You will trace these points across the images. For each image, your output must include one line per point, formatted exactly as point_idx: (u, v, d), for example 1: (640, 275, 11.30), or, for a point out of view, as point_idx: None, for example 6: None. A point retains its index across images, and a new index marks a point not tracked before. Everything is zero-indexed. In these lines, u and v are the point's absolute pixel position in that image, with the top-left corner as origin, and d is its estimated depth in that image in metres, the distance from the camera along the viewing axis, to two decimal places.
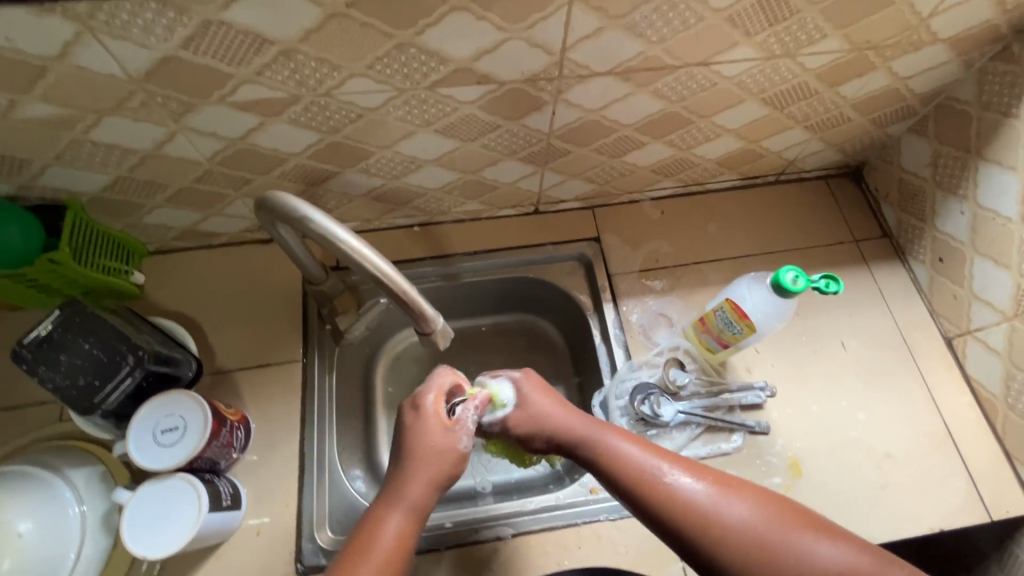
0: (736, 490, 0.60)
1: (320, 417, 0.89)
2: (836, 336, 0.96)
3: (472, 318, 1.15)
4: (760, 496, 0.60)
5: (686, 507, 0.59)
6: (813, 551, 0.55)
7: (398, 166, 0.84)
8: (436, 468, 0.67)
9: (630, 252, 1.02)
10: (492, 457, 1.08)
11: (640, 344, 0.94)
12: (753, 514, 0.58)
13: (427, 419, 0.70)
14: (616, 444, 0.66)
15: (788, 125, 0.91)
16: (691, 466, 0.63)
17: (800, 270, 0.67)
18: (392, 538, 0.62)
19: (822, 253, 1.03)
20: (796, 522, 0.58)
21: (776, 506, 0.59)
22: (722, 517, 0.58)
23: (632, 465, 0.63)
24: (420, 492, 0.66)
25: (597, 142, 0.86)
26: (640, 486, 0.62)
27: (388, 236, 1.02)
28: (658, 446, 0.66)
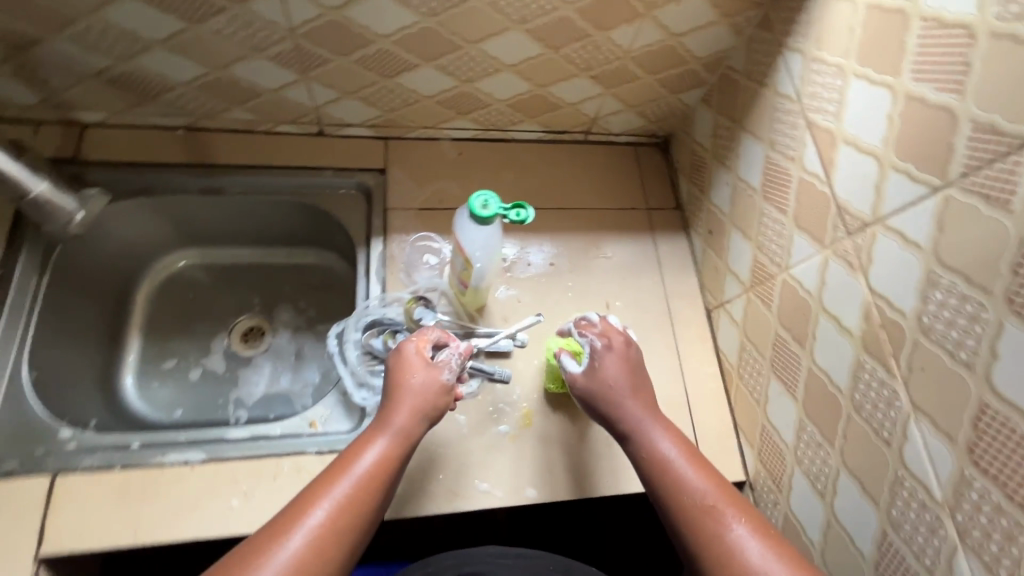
0: (741, 509, 0.63)
1: (12, 318, 0.79)
2: (603, 297, 0.95)
3: (261, 248, 1.08)
4: (761, 525, 0.61)
5: (713, 519, 0.62)
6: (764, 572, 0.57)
7: (120, 42, 0.75)
8: (427, 399, 0.70)
9: (414, 188, 0.97)
10: (254, 393, 1.00)
11: (399, 280, 0.89)
12: (743, 533, 0.60)
13: (420, 355, 0.73)
14: (657, 437, 0.70)
15: (572, 72, 0.88)
16: (734, 499, 0.64)
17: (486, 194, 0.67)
18: (366, 467, 0.64)
19: (611, 216, 1.02)
20: (774, 546, 0.59)
21: (758, 526, 0.61)
22: (720, 535, 0.61)
23: (677, 459, 0.68)
24: (406, 422, 0.68)
25: (356, 53, 0.80)
26: (671, 476, 0.66)
27: (145, 135, 0.91)
28: (699, 459, 0.68)
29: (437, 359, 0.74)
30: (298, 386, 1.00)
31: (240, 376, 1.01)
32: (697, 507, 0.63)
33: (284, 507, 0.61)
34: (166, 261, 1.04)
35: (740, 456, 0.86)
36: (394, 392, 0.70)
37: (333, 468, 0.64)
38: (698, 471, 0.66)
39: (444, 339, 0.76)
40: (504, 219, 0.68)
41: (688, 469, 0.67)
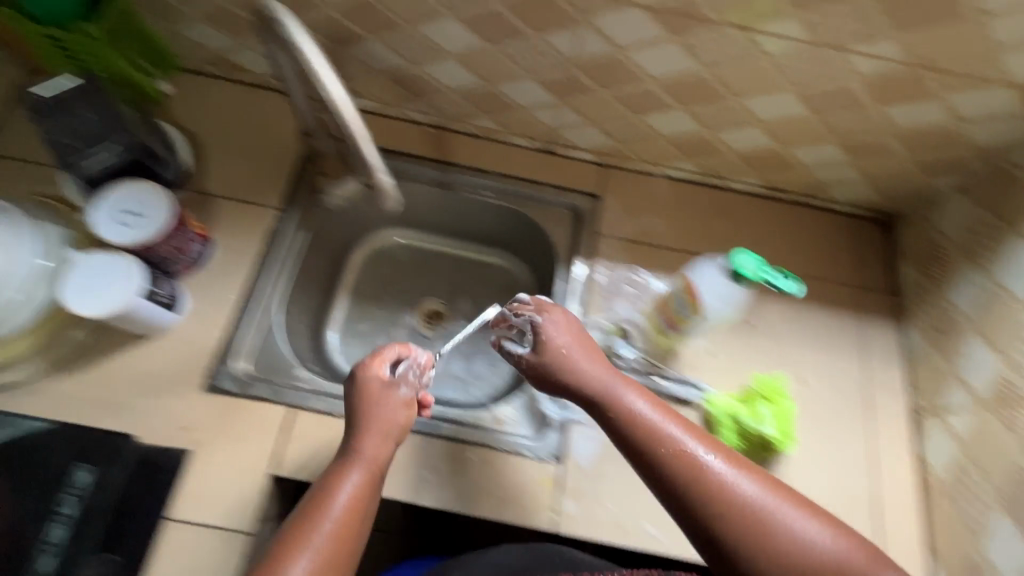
0: (726, 457, 0.64)
1: (276, 264, 0.92)
2: (798, 369, 0.91)
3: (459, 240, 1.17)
4: (769, 479, 0.63)
5: (722, 484, 0.61)
6: (801, 530, 0.59)
7: (420, 50, 0.85)
8: (398, 415, 0.72)
9: (624, 219, 1.00)
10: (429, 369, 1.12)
11: (598, 305, 0.93)
12: (719, 468, 0.62)
13: (387, 382, 0.73)
14: (625, 397, 0.69)
15: (826, 137, 0.85)
16: (704, 438, 0.66)
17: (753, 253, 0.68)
18: (345, 498, 0.65)
19: (817, 287, 0.97)
20: (787, 495, 0.62)
21: (768, 480, 0.62)
22: (732, 495, 0.61)
23: (649, 423, 0.66)
24: (379, 443, 0.70)
25: (620, 88, 0.83)
26: (645, 441, 0.65)
27: (401, 126, 1.02)
28: (672, 412, 0.69)
29: (397, 376, 0.74)
30: (468, 373, 1.11)
31: (419, 354, 1.11)
32: (716, 482, 0.61)
33: (270, 542, 0.63)
34: (381, 236, 1.17)
35: None
36: (364, 410, 0.71)
37: (313, 501, 0.64)
38: (671, 420, 0.67)
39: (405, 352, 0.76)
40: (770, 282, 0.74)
41: (674, 430, 0.66)
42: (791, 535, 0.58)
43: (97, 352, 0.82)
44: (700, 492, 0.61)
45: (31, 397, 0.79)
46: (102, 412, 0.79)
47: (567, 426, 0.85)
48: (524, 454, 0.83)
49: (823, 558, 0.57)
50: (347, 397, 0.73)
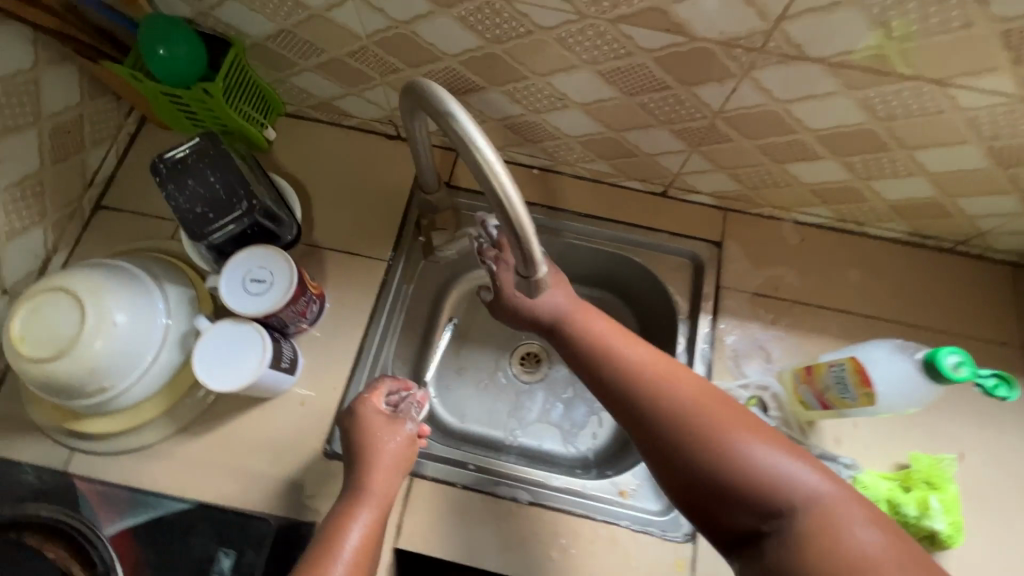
0: (688, 382, 0.59)
1: (388, 318, 0.92)
2: (955, 443, 0.81)
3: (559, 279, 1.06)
4: (747, 414, 0.57)
5: (694, 425, 0.56)
6: (757, 453, 0.53)
7: (543, 99, 0.79)
8: (395, 451, 0.71)
9: (750, 269, 0.92)
10: (528, 417, 1.03)
11: (727, 368, 0.86)
12: (687, 400, 0.58)
13: (391, 424, 0.73)
14: (587, 321, 0.67)
15: (1005, 189, 0.75)
16: (677, 373, 0.60)
17: (968, 359, 0.56)
18: (358, 537, 0.63)
19: (971, 346, 0.88)
20: (745, 420, 0.56)
21: (730, 407, 0.57)
22: (684, 427, 0.56)
23: (631, 365, 0.62)
24: (382, 480, 0.68)
25: (766, 138, 0.76)
26: (602, 364, 0.63)
27: (507, 169, 0.97)
28: (637, 342, 0.65)
29: (395, 411, 0.74)
30: (570, 424, 1.03)
31: (523, 402, 1.04)
32: (643, 388, 0.60)
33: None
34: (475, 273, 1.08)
35: None
36: (360, 443, 0.71)
37: (327, 538, 0.62)
38: (637, 350, 0.63)
39: (400, 386, 0.77)
40: (976, 386, 0.56)
41: (621, 347, 0.64)
42: (738, 454, 0.53)
43: (219, 414, 0.82)
44: (636, 404, 0.60)
45: (159, 461, 0.79)
46: (227, 477, 0.79)
47: None
48: (653, 531, 0.79)
49: (759, 470, 0.52)
50: (352, 437, 0.72)
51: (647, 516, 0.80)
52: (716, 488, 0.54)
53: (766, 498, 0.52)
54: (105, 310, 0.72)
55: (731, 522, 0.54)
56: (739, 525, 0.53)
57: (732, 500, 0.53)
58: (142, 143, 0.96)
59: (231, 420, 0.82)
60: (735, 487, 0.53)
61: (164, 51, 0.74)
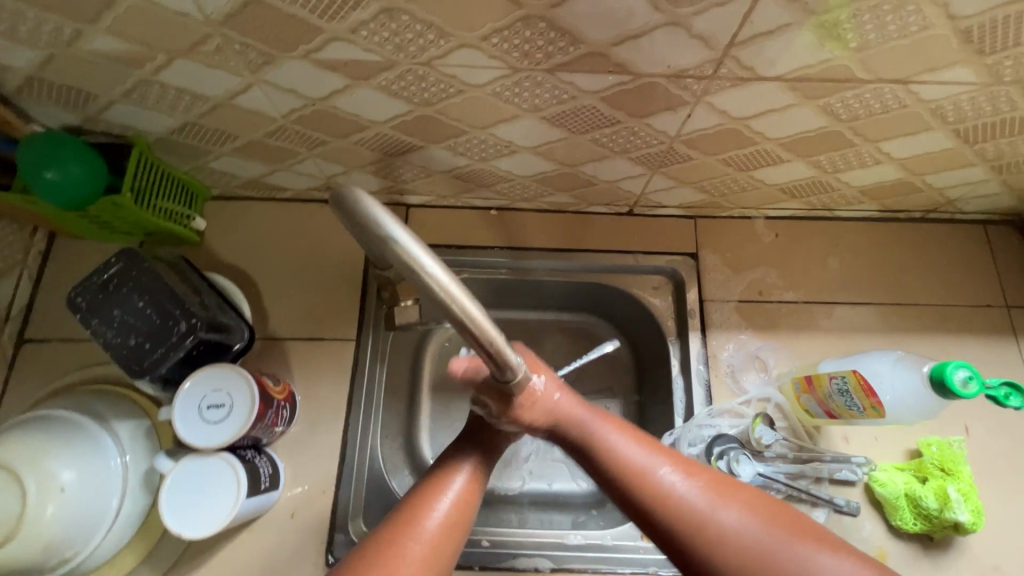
0: (734, 494, 0.49)
1: (367, 403, 0.84)
2: (960, 418, 0.81)
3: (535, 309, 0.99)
4: (803, 524, 0.48)
5: (739, 544, 0.47)
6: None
7: (489, 148, 0.73)
8: (458, 498, 0.54)
9: (731, 276, 0.89)
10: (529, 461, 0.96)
11: (727, 388, 0.83)
12: (744, 521, 0.47)
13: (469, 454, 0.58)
14: (607, 435, 0.53)
15: (971, 162, 0.74)
16: (709, 478, 0.50)
17: (978, 374, 0.55)
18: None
19: (958, 315, 0.87)
20: (808, 533, 0.47)
21: (786, 520, 0.48)
22: (731, 550, 0.46)
23: (652, 478, 0.50)
24: (437, 536, 0.50)
25: (728, 152, 0.72)
26: (632, 489, 0.50)
27: (462, 215, 0.92)
28: (655, 441, 0.53)
29: None
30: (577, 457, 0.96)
31: (522, 446, 0.97)
32: (681, 510, 0.48)
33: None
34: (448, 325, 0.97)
35: None
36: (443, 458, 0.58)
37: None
38: (657, 454, 0.51)
39: None
40: (988, 398, 0.56)
41: (648, 456, 0.51)
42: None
43: (203, 547, 0.75)
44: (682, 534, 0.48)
45: None
46: None
47: None
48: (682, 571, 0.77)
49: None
50: (417, 486, 0.55)
51: None
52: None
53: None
54: (47, 471, 0.63)
55: None
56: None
57: None
58: (55, 260, 0.86)
59: (215, 552, 0.75)
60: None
61: (53, 174, 0.65)
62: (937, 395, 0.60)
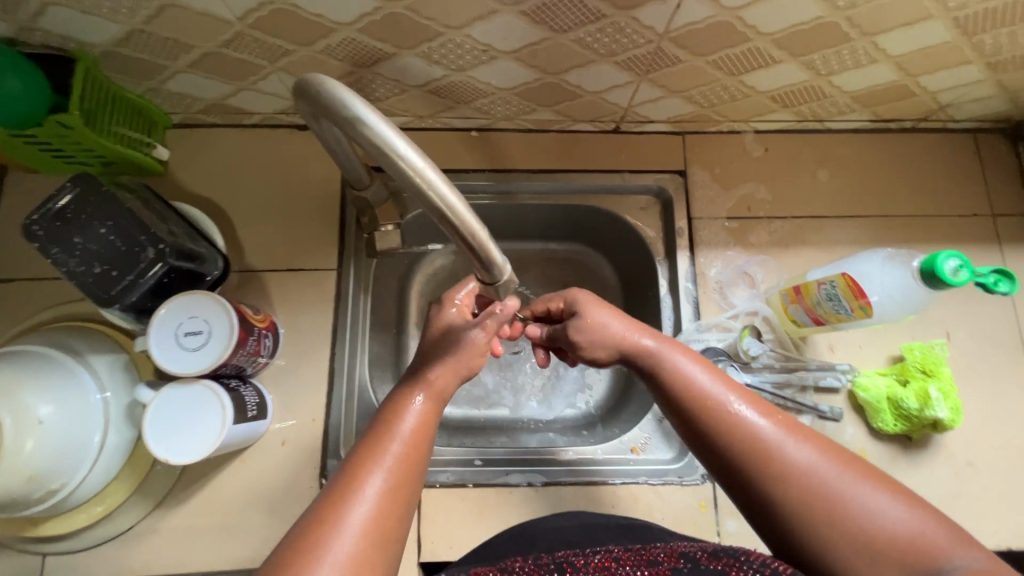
0: (805, 433, 0.50)
1: (353, 332, 0.83)
2: (943, 324, 0.82)
3: (521, 239, 0.98)
4: (875, 470, 0.48)
5: (798, 477, 0.47)
6: (901, 523, 0.44)
7: (466, 55, 0.68)
8: (425, 412, 0.54)
9: (719, 193, 0.87)
10: (519, 388, 0.96)
11: (714, 303, 0.83)
12: (815, 457, 0.48)
13: (426, 375, 0.57)
14: (675, 362, 0.57)
15: (967, 59, 0.71)
16: (773, 415, 0.51)
17: (968, 261, 0.56)
18: (368, 515, 0.45)
19: (944, 225, 0.87)
20: (877, 479, 0.47)
21: (856, 466, 0.47)
22: (793, 480, 0.47)
23: (713, 405, 0.53)
24: (407, 450, 0.51)
25: (718, 52, 0.68)
26: (696, 412, 0.53)
27: (441, 137, 0.87)
28: (726, 374, 0.56)
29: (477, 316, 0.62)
30: (567, 383, 0.97)
31: (511, 373, 0.97)
32: (749, 442, 0.50)
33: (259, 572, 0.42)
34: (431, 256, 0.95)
35: None
36: (390, 408, 0.54)
37: (323, 511, 0.45)
38: (721, 382, 0.55)
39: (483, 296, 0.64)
40: (976, 284, 0.57)
41: (720, 390, 0.54)
42: (871, 523, 0.44)
43: (196, 476, 0.75)
44: (745, 458, 0.50)
45: (144, 540, 0.73)
46: (222, 538, 0.73)
47: None
48: (672, 481, 0.78)
49: (900, 542, 0.44)
50: (360, 439, 0.52)
51: (663, 468, 0.80)
52: (844, 559, 0.45)
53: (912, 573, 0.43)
54: (22, 407, 0.60)
55: None
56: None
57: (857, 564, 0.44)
58: (9, 196, 0.81)
59: (208, 481, 0.75)
60: (861, 561, 0.44)
61: None
62: (928, 289, 0.60)
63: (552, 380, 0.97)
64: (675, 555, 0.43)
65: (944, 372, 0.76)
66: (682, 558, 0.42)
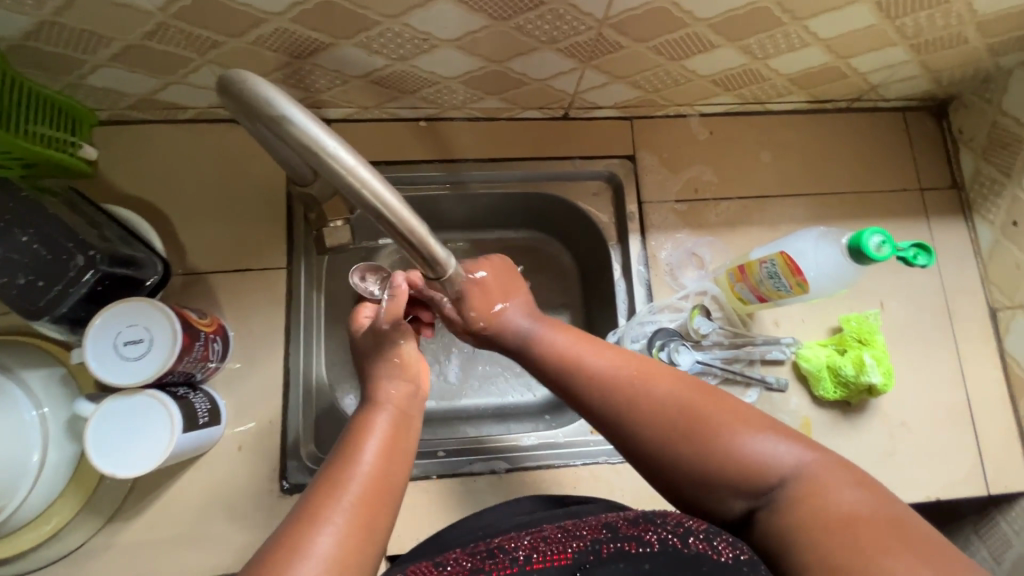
0: (661, 376, 0.54)
1: (307, 330, 0.81)
2: (877, 295, 0.86)
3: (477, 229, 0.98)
4: (724, 397, 0.52)
5: (658, 418, 0.51)
6: (749, 443, 0.49)
7: (407, 44, 0.67)
8: (388, 432, 0.54)
9: (667, 176, 0.89)
10: (482, 378, 0.97)
11: (665, 284, 0.85)
12: (671, 397, 0.52)
13: (376, 398, 0.58)
14: (543, 333, 0.61)
15: (891, 41, 0.74)
16: (634, 364, 0.55)
17: (890, 237, 0.60)
18: (334, 538, 0.43)
19: (878, 201, 0.91)
20: (723, 405, 0.51)
21: (707, 395, 0.52)
22: (656, 419, 0.51)
23: (586, 368, 0.57)
24: (376, 474, 0.50)
25: (659, 37, 0.69)
26: (570, 376, 0.57)
27: (389, 128, 0.86)
28: (587, 336, 0.60)
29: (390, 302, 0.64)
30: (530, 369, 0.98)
31: (473, 362, 0.97)
32: (621, 395, 0.54)
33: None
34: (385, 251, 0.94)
35: None
36: (352, 437, 0.53)
37: (289, 531, 0.43)
38: (585, 344, 0.59)
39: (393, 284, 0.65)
40: (898, 259, 0.61)
41: (586, 353, 0.58)
42: (724, 449, 0.49)
43: (150, 486, 0.73)
44: (614, 416, 0.54)
45: (98, 557, 0.71)
46: (181, 548, 0.72)
47: None
48: None
49: (748, 459, 0.48)
50: (323, 468, 0.50)
51: None
52: (705, 484, 0.49)
53: (761, 485, 0.48)
54: None
55: (724, 508, 0.50)
56: (730, 508, 0.50)
57: (718, 485, 0.49)
58: None
59: (164, 491, 0.73)
60: (720, 480, 0.49)
61: None
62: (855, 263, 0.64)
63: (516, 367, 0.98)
64: (597, 526, 0.45)
65: (879, 342, 0.81)
66: (604, 527, 0.44)
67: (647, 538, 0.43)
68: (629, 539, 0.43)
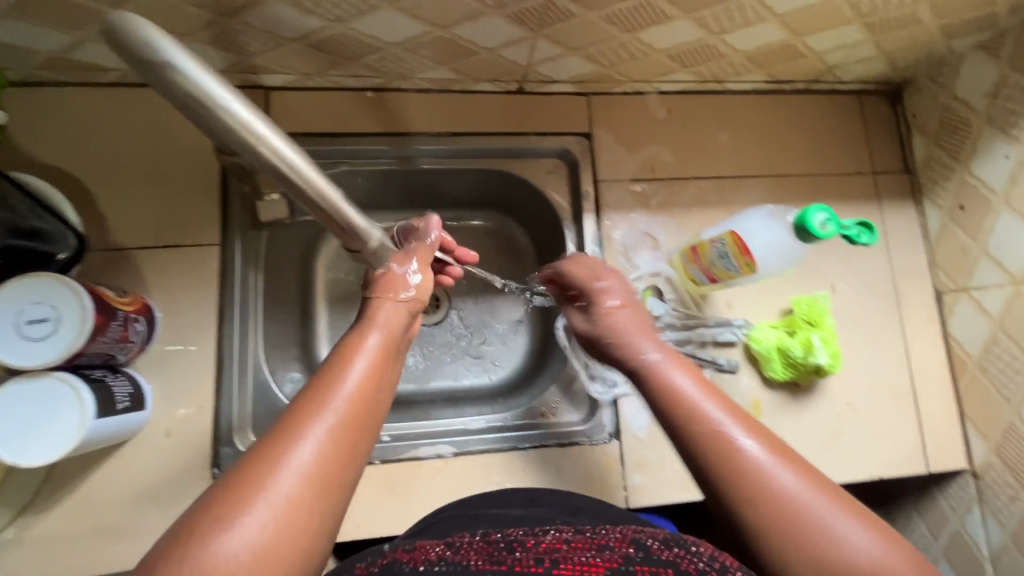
0: (791, 457, 0.49)
1: (244, 311, 0.77)
2: (829, 278, 0.87)
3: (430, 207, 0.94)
4: (850, 500, 0.47)
5: (772, 495, 0.47)
6: (868, 552, 0.43)
7: (343, 3, 0.62)
8: (376, 353, 0.52)
9: (624, 154, 0.87)
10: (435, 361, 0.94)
11: (619, 265, 0.84)
12: (794, 479, 0.47)
13: (368, 318, 0.57)
14: (673, 375, 0.59)
15: (847, 19, 0.73)
16: (755, 430, 0.52)
17: (833, 215, 0.59)
18: (314, 450, 0.42)
19: (832, 184, 0.91)
20: (850, 507, 0.46)
21: (829, 487, 0.47)
22: (770, 496, 0.47)
23: (695, 416, 0.54)
24: (361, 394, 0.47)
25: (611, 6, 0.66)
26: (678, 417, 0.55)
27: (333, 98, 0.81)
28: (718, 391, 0.57)
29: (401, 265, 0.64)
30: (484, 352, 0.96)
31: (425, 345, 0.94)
32: (734, 458, 0.49)
33: (188, 509, 0.38)
34: None
35: (964, 442, 0.85)
36: (339, 354, 0.51)
37: (269, 438, 0.42)
38: (712, 396, 0.56)
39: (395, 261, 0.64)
40: (842, 237, 0.60)
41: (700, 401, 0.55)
42: (840, 552, 0.43)
43: (69, 476, 0.68)
44: (715, 472, 0.50)
45: (10, 551, 0.66)
46: (102, 539, 0.67)
47: (616, 401, 0.81)
48: (581, 441, 0.80)
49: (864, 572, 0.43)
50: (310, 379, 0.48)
51: (573, 429, 0.81)
52: None
53: None
54: None
55: None
56: None
57: None
58: None
59: (84, 481, 0.68)
60: None
61: None
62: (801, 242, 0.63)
63: (472, 349, 0.94)
64: (626, 542, 0.43)
65: (829, 324, 0.81)
66: (634, 545, 0.42)
67: (683, 565, 0.39)
68: (663, 564, 0.40)
